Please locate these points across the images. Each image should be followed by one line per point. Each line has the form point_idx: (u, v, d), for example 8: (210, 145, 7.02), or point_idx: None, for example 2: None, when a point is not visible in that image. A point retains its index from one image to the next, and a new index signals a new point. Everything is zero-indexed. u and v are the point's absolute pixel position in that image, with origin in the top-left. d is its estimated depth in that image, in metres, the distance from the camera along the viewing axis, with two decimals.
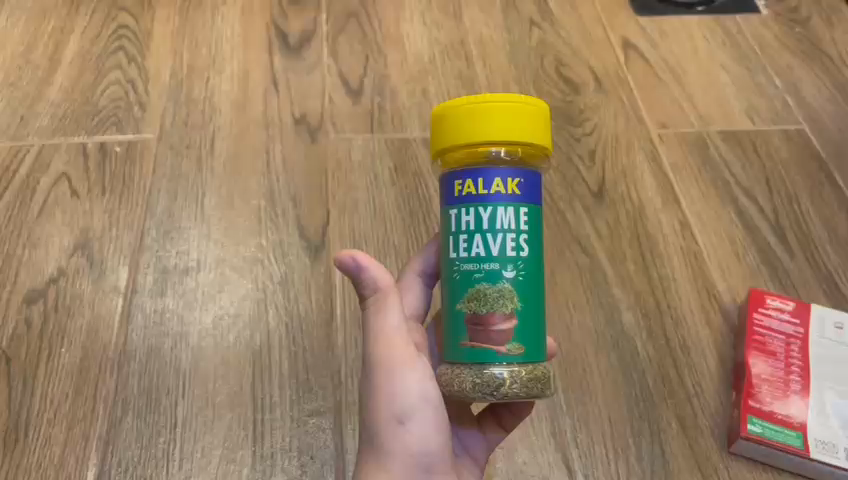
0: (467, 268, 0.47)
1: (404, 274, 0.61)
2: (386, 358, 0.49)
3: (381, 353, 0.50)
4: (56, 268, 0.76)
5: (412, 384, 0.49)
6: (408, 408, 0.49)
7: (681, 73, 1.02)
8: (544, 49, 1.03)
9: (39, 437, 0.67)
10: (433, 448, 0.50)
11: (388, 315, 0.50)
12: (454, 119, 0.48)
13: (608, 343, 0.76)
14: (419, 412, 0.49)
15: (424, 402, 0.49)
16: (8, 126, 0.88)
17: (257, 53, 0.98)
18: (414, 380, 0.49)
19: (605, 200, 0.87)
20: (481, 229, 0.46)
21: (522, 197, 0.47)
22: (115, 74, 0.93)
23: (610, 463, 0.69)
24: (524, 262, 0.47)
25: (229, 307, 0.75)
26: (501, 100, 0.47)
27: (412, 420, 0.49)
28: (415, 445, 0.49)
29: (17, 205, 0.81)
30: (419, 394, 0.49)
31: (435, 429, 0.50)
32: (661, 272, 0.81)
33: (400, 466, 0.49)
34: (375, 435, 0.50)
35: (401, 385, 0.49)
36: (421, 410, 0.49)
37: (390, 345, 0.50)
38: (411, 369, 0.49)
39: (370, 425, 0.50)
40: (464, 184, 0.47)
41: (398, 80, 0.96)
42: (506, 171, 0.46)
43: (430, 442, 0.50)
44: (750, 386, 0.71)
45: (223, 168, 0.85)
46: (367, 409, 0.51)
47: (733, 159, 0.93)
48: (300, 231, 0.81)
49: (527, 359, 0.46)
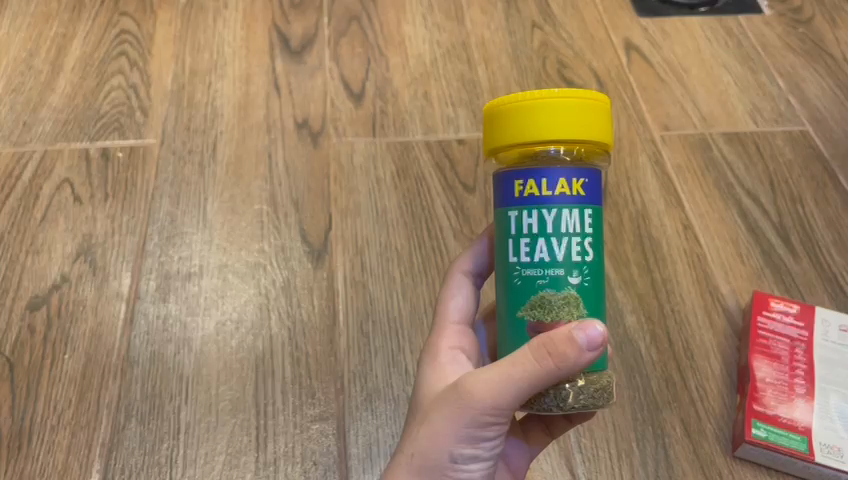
0: (530, 273, 0.45)
1: (452, 273, 0.60)
2: (484, 415, 0.45)
3: (485, 407, 0.45)
4: (60, 274, 0.77)
5: (481, 439, 0.47)
6: (467, 455, 0.47)
7: (683, 74, 1.02)
8: (547, 51, 1.02)
9: (42, 444, 0.67)
10: None
11: (523, 389, 0.43)
12: (512, 117, 0.46)
13: (611, 347, 0.75)
14: (475, 460, 0.48)
15: (483, 454, 0.48)
16: (10, 131, 0.88)
17: (258, 57, 0.98)
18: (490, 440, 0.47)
19: (608, 202, 0.87)
20: (545, 232, 0.45)
21: (585, 198, 0.45)
22: (117, 79, 0.94)
23: (614, 467, 0.69)
24: (589, 268, 0.46)
25: (232, 313, 0.75)
26: (563, 95, 0.45)
27: (465, 465, 0.48)
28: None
29: (20, 211, 0.81)
30: (483, 448, 0.48)
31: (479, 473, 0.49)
32: (664, 275, 0.81)
33: None
34: (426, 458, 0.47)
35: (470, 436, 0.46)
36: (478, 461, 0.48)
37: (499, 408, 0.45)
38: (495, 430, 0.46)
39: (420, 449, 0.48)
40: (526, 185, 0.45)
41: (400, 83, 0.96)
42: (569, 172, 0.45)
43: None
44: (755, 390, 0.71)
45: (225, 172, 0.85)
46: (433, 430, 0.47)
47: (736, 160, 0.92)
48: (302, 235, 0.81)
49: (592, 368, 0.45)
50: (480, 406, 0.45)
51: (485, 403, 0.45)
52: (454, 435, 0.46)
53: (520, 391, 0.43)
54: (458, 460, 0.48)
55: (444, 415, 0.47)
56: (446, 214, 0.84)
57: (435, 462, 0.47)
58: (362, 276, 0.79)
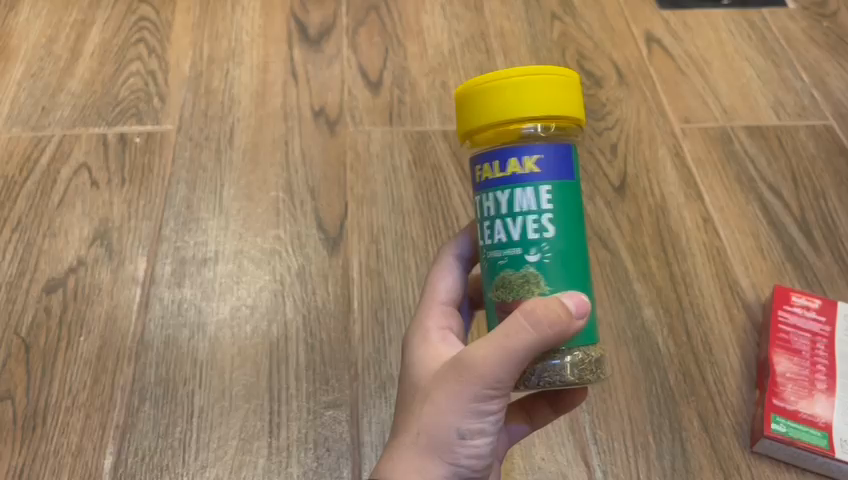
0: (492, 255, 0.46)
1: (441, 256, 0.59)
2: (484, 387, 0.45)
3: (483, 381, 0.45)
4: (76, 257, 0.77)
5: (485, 412, 0.46)
6: (474, 430, 0.47)
7: (705, 66, 1.00)
8: (566, 42, 1.02)
9: (57, 425, 0.67)
10: (478, 468, 0.49)
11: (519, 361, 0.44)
12: (472, 102, 0.46)
13: (628, 339, 0.74)
14: (482, 436, 0.47)
15: (490, 428, 0.47)
16: (30, 116, 0.88)
17: (276, 45, 0.98)
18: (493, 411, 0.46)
19: (627, 195, 0.86)
20: (502, 214, 0.45)
21: (541, 175, 0.44)
22: (136, 66, 0.94)
23: (630, 460, 0.68)
24: (553, 241, 0.44)
25: (246, 298, 0.75)
26: (521, 72, 0.45)
27: (473, 443, 0.47)
28: (462, 460, 0.48)
29: (38, 195, 0.81)
30: (488, 422, 0.47)
31: (486, 450, 0.48)
32: (683, 268, 0.80)
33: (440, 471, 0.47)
34: (430, 435, 0.47)
35: (474, 410, 0.46)
36: (484, 435, 0.47)
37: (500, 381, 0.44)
38: (496, 401, 0.46)
39: (425, 429, 0.47)
40: (483, 170, 0.46)
41: (418, 73, 0.96)
42: (542, 148, 0.45)
43: (480, 462, 0.49)
44: (774, 384, 0.70)
45: (242, 160, 0.85)
46: (432, 407, 0.47)
47: (758, 154, 0.91)
48: (318, 223, 0.81)
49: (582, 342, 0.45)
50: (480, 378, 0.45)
51: (487, 376, 0.44)
52: (457, 413, 0.46)
53: (521, 359, 0.43)
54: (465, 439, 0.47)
55: (444, 393, 0.46)
56: (462, 203, 0.84)
57: (440, 443, 0.47)
58: (376, 264, 0.78)
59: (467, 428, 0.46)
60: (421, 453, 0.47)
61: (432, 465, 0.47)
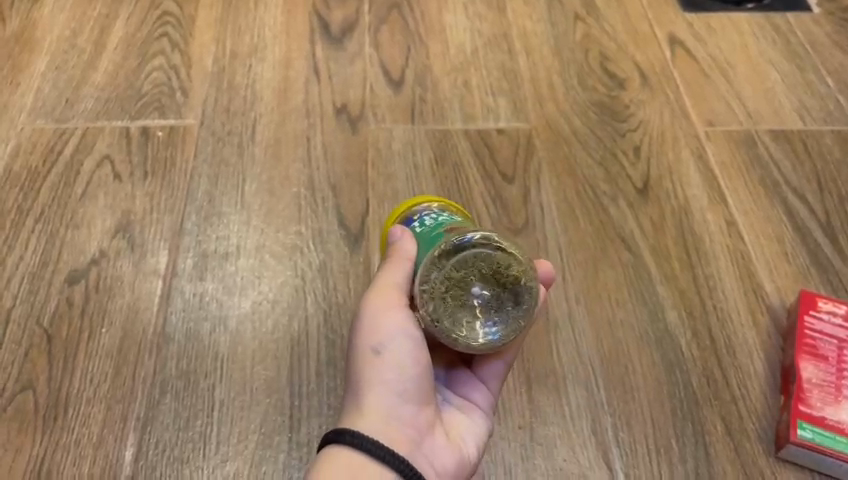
0: None
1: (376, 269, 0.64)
2: (373, 306, 0.54)
3: (371, 302, 0.54)
4: (98, 249, 0.77)
5: (395, 331, 0.54)
6: (391, 350, 0.54)
7: (729, 70, 1.00)
8: (588, 44, 1.01)
9: (78, 416, 0.67)
10: (412, 394, 0.54)
11: (391, 276, 0.54)
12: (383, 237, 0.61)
13: (651, 341, 0.74)
14: (403, 354, 0.54)
15: (406, 347, 0.54)
16: (53, 108, 0.88)
17: (299, 41, 0.98)
18: (398, 326, 0.54)
19: (650, 196, 0.85)
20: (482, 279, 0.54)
21: None
22: (159, 60, 0.94)
23: (653, 463, 0.67)
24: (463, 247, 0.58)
25: (268, 293, 0.75)
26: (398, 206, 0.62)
27: (396, 364, 0.54)
28: (395, 385, 0.54)
29: (61, 187, 0.81)
30: (401, 339, 0.54)
31: (415, 371, 0.54)
32: (706, 270, 0.79)
33: (380, 404, 0.54)
34: (360, 371, 0.55)
35: (386, 332, 0.54)
36: (406, 353, 0.54)
37: (384, 296, 0.54)
38: (396, 316, 0.54)
39: (355, 369, 0.55)
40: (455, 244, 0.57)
41: (440, 72, 0.96)
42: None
43: (412, 386, 0.54)
44: (801, 390, 0.69)
45: (264, 155, 0.85)
46: (354, 347, 0.55)
47: (782, 159, 0.90)
48: (339, 219, 0.80)
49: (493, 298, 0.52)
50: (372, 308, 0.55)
51: (378, 300, 0.54)
52: (370, 348, 0.54)
53: (396, 278, 0.54)
54: (394, 372, 0.54)
55: (356, 335, 0.55)
56: (484, 201, 0.83)
57: (371, 377, 0.54)
58: None
59: (390, 359, 0.54)
60: (361, 393, 0.54)
61: (371, 396, 0.54)
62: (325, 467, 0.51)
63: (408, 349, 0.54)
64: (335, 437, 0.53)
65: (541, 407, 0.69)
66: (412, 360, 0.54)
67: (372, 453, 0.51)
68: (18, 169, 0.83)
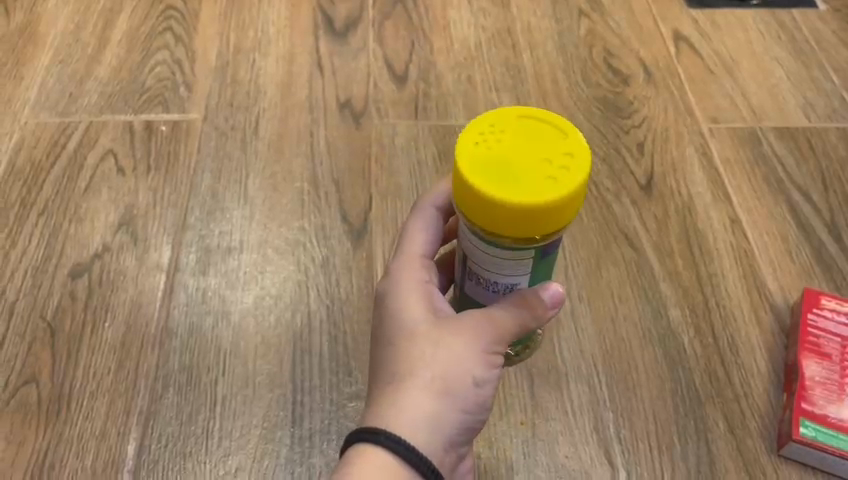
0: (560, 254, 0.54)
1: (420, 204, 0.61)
2: (484, 333, 0.54)
3: (484, 327, 0.54)
4: (101, 243, 0.77)
5: (490, 367, 0.54)
6: (479, 382, 0.54)
7: (734, 66, 0.99)
8: (593, 40, 1.01)
9: (81, 409, 0.67)
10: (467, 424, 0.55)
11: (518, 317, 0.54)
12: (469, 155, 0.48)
13: (654, 338, 0.74)
14: (483, 390, 0.55)
15: (488, 384, 0.55)
16: (57, 102, 0.88)
17: (303, 36, 0.97)
18: (493, 366, 0.55)
19: (654, 193, 0.85)
20: None
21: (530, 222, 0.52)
22: (163, 54, 0.94)
23: (655, 460, 0.67)
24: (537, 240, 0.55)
25: (271, 288, 0.75)
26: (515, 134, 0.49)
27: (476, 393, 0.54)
28: (463, 411, 0.54)
29: (65, 180, 0.81)
30: (489, 378, 0.55)
31: (480, 407, 0.55)
32: (709, 268, 0.79)
33: (443, 422, 0.52)
34: (438, 381, 0.52)
35: (484, 361, 0.54)
36: (485, 390, 0.55)
37: (499, 331, 0.54)
38: (495, 357, 0.55)
39: (434, 374, 0.52)
40: None
41: (444, 67, 0.95)
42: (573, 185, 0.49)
43: (472, 419, 0.55)
44: (803, 387, 0.68)
45: (267, 150, 0.85)
46: (442, 352, 0.53)
47: (787, 156, 0.90)
48: (342, 215, 0.80)
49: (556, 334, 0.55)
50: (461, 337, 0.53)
51: (490, 331, 0.54)
52: (453, 377, 0.53)
53: (525, 321, 0.54)
54: (464, 408, 0.54)
55: (454, 345, 0.53)
56: None
57: (448, 392, 0.53)
58: None
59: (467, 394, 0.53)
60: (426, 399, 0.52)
61: (437, 409, 0.52)
62: (362, 470, 0.49)
63: (480, 391, 0.54)
64: (376, 435, 0.50)
65: (543, 404, 0.69)
66: (478, 401, 0.55)
67: (409, 460, 0.49)
68: (21, 162, 0.83)
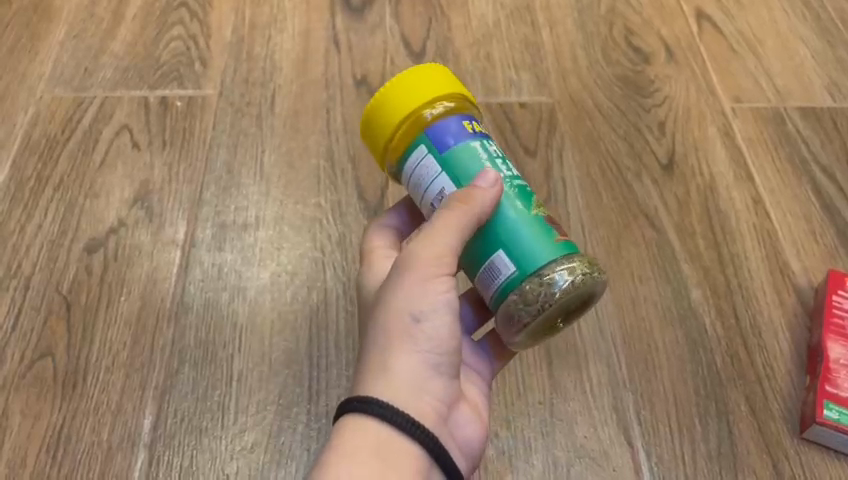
0: (515, 182, 0.51)
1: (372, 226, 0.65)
2: (410, 262, 0.50)
3: (410, 255, 0.50)
4: (117, 218, 0.76)
5: (431, 291, 0.50)
6: (424, 312, 0.49)
7: (757, 45, 0.97)
8: (613, 17, 0.99)
9: (97, 383, 0.67)
10: (440, 358, 0.50)
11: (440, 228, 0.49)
12: (377, 121, 0.54)
13: (674, 319, 0.73)
14: (434, 316, 0.50)
15: (440, 308, 0.50)
16: (72, 77, 0.88)
17: (319, 12, 0.96)
18: (437, 287, 0.50)
19: (675, 172, 0.84)
20: (500, 156, 0.52)
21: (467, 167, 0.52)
22: (178, 29, 0.93)
23: (675, 441, 0.66)
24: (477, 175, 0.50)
25: (287, 265, 0.74)
26: (408, 77, 0.53)
27: (427, 324, 0.50)
28: (421, 347, 0.50)
29: (80, 155, 0.81)
30: (438, 300, 0.50)
31: (445, 336, 0.50)
32: (731, 248, 0.78)
33: (405, 367, 0.49)
34: (388, 329, 0.50)
35: (423, 289, 0.50)
36: (437, 315, 0.50)
37: (427, 249, 0.49)
38: (434, 279, 0.50)
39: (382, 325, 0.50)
40: (471, 123, 0.52)
41: (462, 45, 0.94)
42: (454, 119, 0.52)
43: (440, 352, 0.50)
44: (827, 370, 0.67)
45: (283, 126, 0.84)
46: (384, 300, 0.51)
47: (812, 136, 0.88)
48: (358, 192, 0.79)
49: (565, 250, 0.50)
50: (404, 276, 0.50)
51: (420, 256, 0.50)
52: (404, 317, 0.49)
53: (456, 221, 0.48)
54: (430, 348, 0.50)
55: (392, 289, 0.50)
56: None
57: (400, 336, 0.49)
58: None
59: (427, 333, 0.50)
60: (383, 353, 0.49)
61: (395, 357, 0.49)
62: (347, 442, 0.46)
63: (444, 327, 0.50)
64: (352, 405, 0.48)
65: (562, 384, 0.68)
66: (446, 338, 0.50)
67: (396, 424, 0.47)
68: (37, 137, 0.82)
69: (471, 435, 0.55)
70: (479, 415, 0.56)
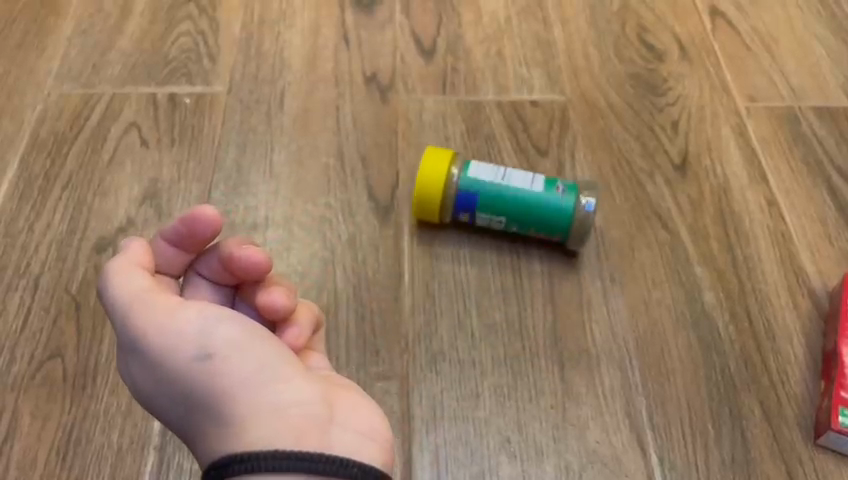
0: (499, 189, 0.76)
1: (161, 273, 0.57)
2: (149, 347, 0.51)
3: (137, 345, 0.51)
4: (125, 217, 0.76)
5: (180, 346, 0.50)
6: (205, 352, 0.50)
7: (772, 43, 0.96)
8: (626, 14, 0.98)
9: (107, 385, 0.66)
10: (258, 371, 0.50)
11: (119, 306, 0.52)
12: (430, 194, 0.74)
13: (687, 322, 0.72)
14: (217, 344, 0.50)
15: (215, 336, 0.50)
16: (81, 73, 0.87)
17: (328, 8, 0.95)
18: (175, 345, 0.50)
19: (688, 173, 0.83)
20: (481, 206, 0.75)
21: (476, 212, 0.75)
22: (186, 25, 0.92)
23: (688, 447, 0.65)
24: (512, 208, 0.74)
25: (297, 266, 0.74)
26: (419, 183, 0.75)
27: (224, 358, 0.50)
28: (236, 377, 0.49)
29: (89, 153, 0.80)
30: (207, 334, 0.50)
31: (246, 350, 0.50)
32: (745, 251, 0.77)
33: (238, 404, 0.48)
34: (203, 395, 0.49)
35: (182, 343, 0.50)
36: (217, 343, 0.50)
37: (136, 330, 0.51)
38: (162, 344, 0.50)
39: (196, 397, 0.50)
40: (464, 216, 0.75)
41: (472, 41, 0.93)
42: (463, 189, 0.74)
43: (253, 366, 0.50)
44: (842, 376, 0.65)
45: (293, 124, 0.84)
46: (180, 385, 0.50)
47: (827, 137, 0.87)
48: (369, 191, 0.79)
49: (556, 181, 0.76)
50: (170, 355, 0.50)
51: (139, 337, 0.51)
52: (204, 372, 0.49)
53: (131, 284, 0.53)
54: (246, 373, 0.49)
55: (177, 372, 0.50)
56: None
57: (214, 391, 0.49)
58: (428, 236, 0.76)
59: (240, 370, 0.49)
60: (219, 420, 0.49)
61: (226, 409, 0.49)
62: None
63: (251, 352, 0.50)
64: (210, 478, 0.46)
65: (574, 388, 0.68)
66: (259, 359, 0.50)
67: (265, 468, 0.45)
68: (45, 134, 0.82)
69: (369, 421, 0.51)
70: (366, 403, 0.52)
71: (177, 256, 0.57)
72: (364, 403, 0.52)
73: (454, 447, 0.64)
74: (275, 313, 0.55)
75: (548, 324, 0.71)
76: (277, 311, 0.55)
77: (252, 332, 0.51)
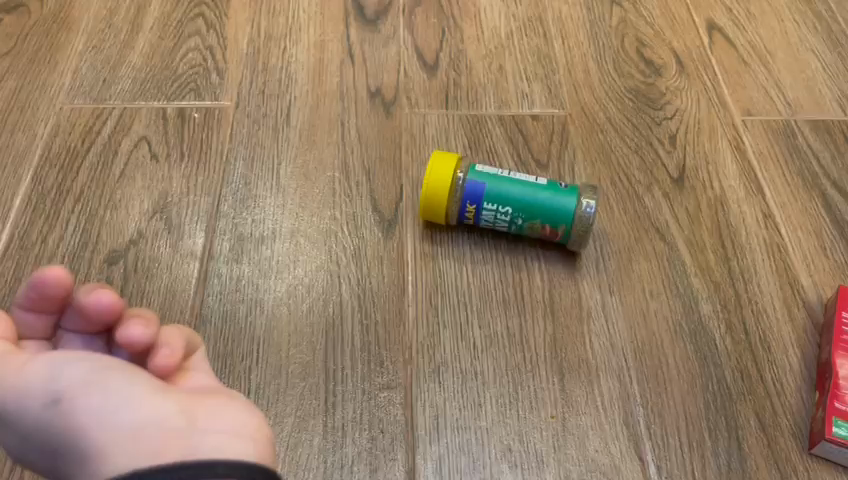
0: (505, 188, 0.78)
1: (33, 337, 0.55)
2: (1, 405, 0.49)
3: None
4: (136, 230, 0.78)
5: (26, 394, 0.48)
6: (53, 396, 0.48)
7: (768, 57, 0.98)
8: (625, 29, 1.00)
9: None
10: (111, 401, 0.47)
11: None
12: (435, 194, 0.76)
13: (685, 334, 0.74)
14: (65, 387, 0.48)
15: (64, 379, 0.48)
16: (92, 88, 0.89)
17: (333, 23, 0.97)
18: (31, 397, 0.48)
19: (686, 187, 0.84)
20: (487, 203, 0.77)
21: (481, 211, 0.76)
22: (194, 41, 0.95)
23: (685, 456, 0.67)
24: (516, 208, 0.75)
25: (303, 278, 0.75)
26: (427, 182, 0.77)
27: (68, 397, 0.47)
28: (82, 410, 0.47)
29: (100, 167, 0.82)
30: (56, 380, 0.48)
31: (99, 385, 0.48)
32: (741, 263, 0.79)
33: (92, 437, 0.46)
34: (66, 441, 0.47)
35: (26, 392, 0.48)
36: (66, 386, 0.48)
37: None
38: (17, 401, 0.48)
39: (53, 444, 0.48)
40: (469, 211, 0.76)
41: (474, 56, 0.95)
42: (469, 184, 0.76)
43: (97, 394, 0.47)
44: (836, 387, 0.67)
45: (299, 138, 0.86)
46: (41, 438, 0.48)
47: (822, 150, 0.89)
48: (373, 205, 0.81)
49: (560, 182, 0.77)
50: (24, 410, 0.48)
51: None
52: (54, 415, 0.47)
53: None
54: (93, 403, 0.47)
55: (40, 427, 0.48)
56: None
57: (66, 431, 0.47)
58: (431, 249, 0.78)
59: (87, 403, 0.47)
60: (78, 459, 0.47)
61: (81, 445, 0.46)
62: None
63: (107, 387, 0.48)
64: None
65: (573, 398, 0.69)
66: (107, 387, 0.48)
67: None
68: (57, 148, 0.84)
69: (240, 421, 0.49)
70: (240, 406, 0.51)
71: (40, 320, 0.54)
72: (229, 405, 0.50)
73: (457, 456, 0.66)
74: (132, 344, 0.50)
75: (549, 335, 0.73)
76: (135, 345, 0.50)
77: (98, 364, 0.49)
